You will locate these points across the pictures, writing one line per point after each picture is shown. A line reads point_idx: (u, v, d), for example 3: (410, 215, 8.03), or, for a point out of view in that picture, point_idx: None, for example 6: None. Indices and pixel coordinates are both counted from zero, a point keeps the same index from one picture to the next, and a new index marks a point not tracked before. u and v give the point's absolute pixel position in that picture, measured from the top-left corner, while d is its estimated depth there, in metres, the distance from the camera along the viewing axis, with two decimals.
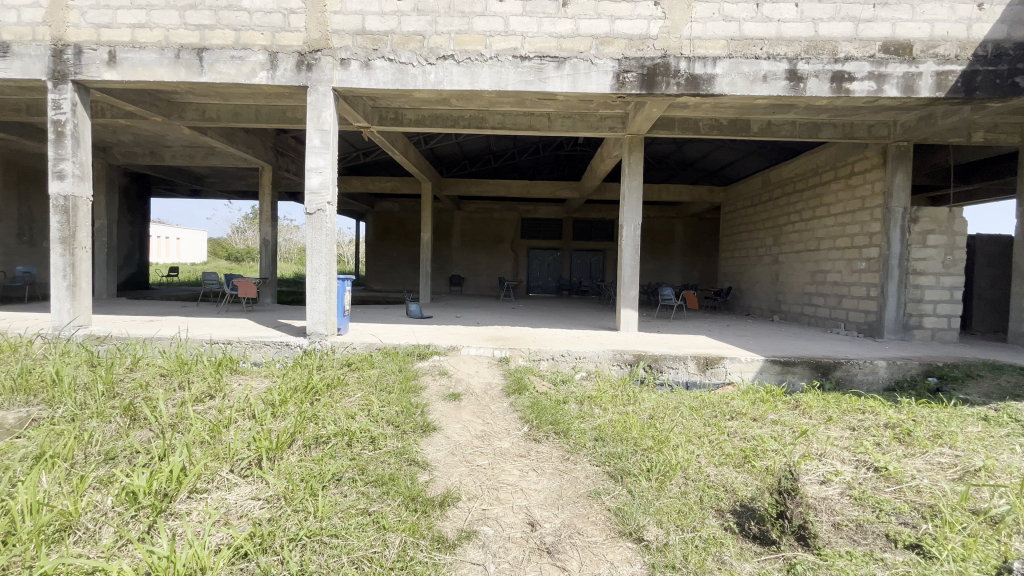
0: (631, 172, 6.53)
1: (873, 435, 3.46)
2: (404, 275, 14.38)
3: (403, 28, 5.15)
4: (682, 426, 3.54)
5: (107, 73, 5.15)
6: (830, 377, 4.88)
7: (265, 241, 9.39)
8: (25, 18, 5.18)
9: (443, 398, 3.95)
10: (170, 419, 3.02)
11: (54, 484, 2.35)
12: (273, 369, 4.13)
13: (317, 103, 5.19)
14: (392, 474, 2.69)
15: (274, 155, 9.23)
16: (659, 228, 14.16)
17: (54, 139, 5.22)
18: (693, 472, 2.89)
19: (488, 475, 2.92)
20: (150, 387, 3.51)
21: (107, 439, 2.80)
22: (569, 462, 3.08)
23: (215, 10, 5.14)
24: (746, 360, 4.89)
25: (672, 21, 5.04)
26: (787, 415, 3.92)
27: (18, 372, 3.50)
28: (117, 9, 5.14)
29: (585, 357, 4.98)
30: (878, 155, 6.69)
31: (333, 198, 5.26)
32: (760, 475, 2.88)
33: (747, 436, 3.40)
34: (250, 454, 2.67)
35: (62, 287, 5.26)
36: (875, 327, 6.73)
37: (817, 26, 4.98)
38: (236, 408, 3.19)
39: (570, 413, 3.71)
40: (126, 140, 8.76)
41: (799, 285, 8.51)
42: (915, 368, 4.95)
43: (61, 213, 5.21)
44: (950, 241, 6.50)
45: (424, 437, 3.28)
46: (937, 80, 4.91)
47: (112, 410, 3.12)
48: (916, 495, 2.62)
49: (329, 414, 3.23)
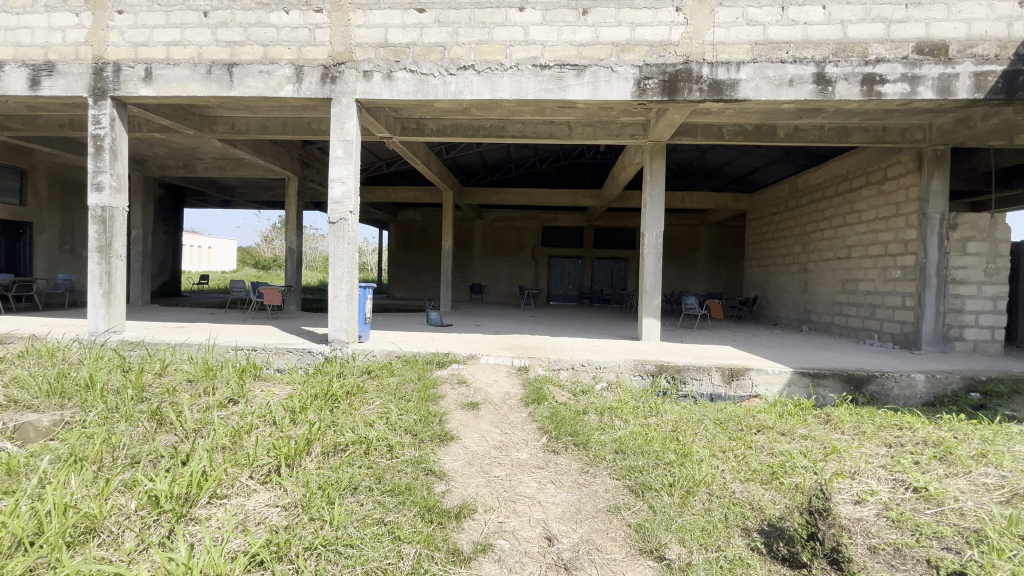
0: (653, 179, 6.48)
1: (910, 453, 3.32)
2: (425, 282, 14.47)
3: (425, 40, 5.22)
4: (705, 440, 3.45)
5: (143, 89, 5.39)
6: (863, 392, 4.68)
7: (291, 250, 9.62)
8: (69, 38, 5.47)
9: (461, 407, 3.92)
10: (194, 424, 3.08)
11: (82, 486, 2.40)
12: (294, 376, 4.20)
13: (340, 115, 5.29)
14: (408, 484, 2.68)
15: (300, 166, 9.48)
16: (681, 235, 13.96)
17: (94, 153, 5.48)
18: (717, 488, 2.79)
19: (505, 486, 2.86)
20: (177, 392, 3.58)
21: (134, 442, 2.85)
22: (589, 474, 3.01)
23: (245, 27, 5.32)
24: (773, 373, 4.72)
25: (694, 27, 4.97)
26: (817, 429, 3.78)
27: (56, 377, 3.64)
28: (154, 28, 5.39)
29: (605, 367, 4.90)
30: (913, 159, 6.45)
31: (355, 208, 5.35)
32: (789, 493, 2.76)
33: (775, 451, 3.29)
34: (269, 461, 2.69)
35: (98, 294, 5.47)
36: (911, 338, 6.45)
37: (846, 28, 4.84)
38: (258, 414, 3.24)
39: (590, 424, 3.64)
40: (161, 153, 9.12)
41: (829, 294, 8.24)
42: (955, 382, 4.72)
43: (99, 224, 5.44)
44: (992, 248, 6.20)
45: (442, 447, 3.26)
46: (975, 81, 4.70)
47: (139, 414, 3.19)
48: (960, 519, 2.47)
49: (348, 422, 3.26)
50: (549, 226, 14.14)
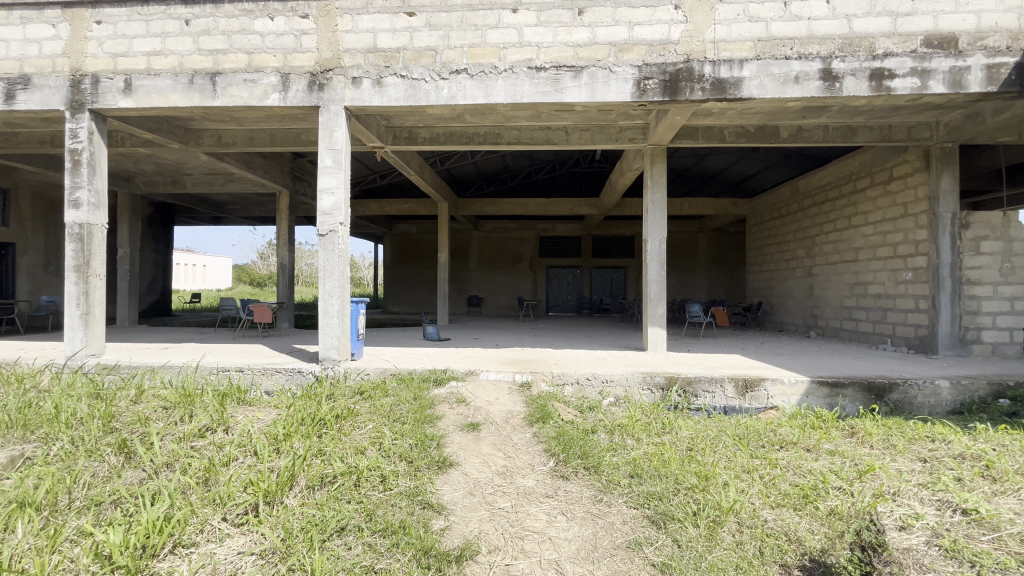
0: (654, 184, 6.29)
1: (951, 469, 3.05)
2: (422, 296, 14.20)
3: (415, 45, 5.03)
4: (727, 459, 3.18)
5: (123, 101, 5.16)
6: (886, 401, 4.43)
7: (283, 266, 9.35)
8: (46, 51, 5.26)
9: (461, 429, 3.63)
10: (166, 457, 2.79)
11: (28, 537, 2.10)
12: (282, 400, 3.90)
13: (328, 123, 5.08)
14: (403, 521, 2.40)
15: (291, 179, 9.27)
16: (681, 242, 13.77)
17: (71, 168, 5.23)
18: (747, 517, 2.50)
19: (511, 520, 2.58)
20: (149, 420, 3.29)
21: (95, 482, 2.55)
22: (603, 503, 2.72)
23: (229, 34, 5.13)
24: (790, 383, 4.46)
25: (694, 25, 4.81)
26: (844, 444, 3.50)
27: (16, 408, 3.34)
28: (133, 38, 5.19)
29: (612, 381, 4.62)
30: (921, 158, 6.29)
31: (346, 219, 5.11)
32: (827, 521, 2.49)
33: (803, 470, 3.01)
34: (245, 499, 2.40)
35: (75, 315, 5.18)
36: (927, 342, 6.21)
37: (851, 23, 4.67)
38: (237, 444, 2.95)
39: (600, 445, 3.36)
40: (148, 169, 8.89)
41: (837, 298, 8.02)
42: (982, 388, 4.48)
43: (76, 241, 5.18)
44: (1006, 246, 6.01)
45: (440, 475, 2.97)
46: (987, 74, 4.53)
47: (105, 447, 2.89)
48: (1021, 546, 2.21)
49: (338, 450, 2.98)
50: (546, 236, 13.93)
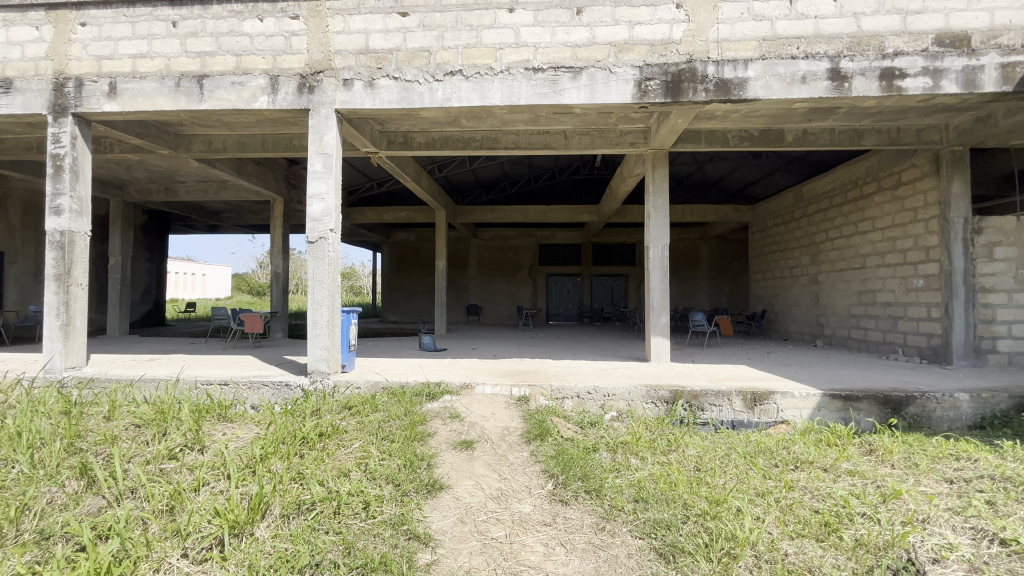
0: (657, 190, 6.10)
1: (981, 491, 2.82)
2: (420, 304, 13.98)
3: (409, 45, 4.87)
4: (739, 480, 2.95)
5: (107, 105, 4.99)
6: (903, 415, 4.19)
7: (277, 274, 9.15)
8: (29, 53, 5.11)
9: (453, 447, 3.40)
10: (131, 482, 2.58)
11: None
12: (264, 416, 3.68)
13: (319, 126, 4.90)
14: (383, 556, 2.17)
15: (285, 186, 9.11)
16: (682, 250, 13.58)
17: (53, 174, 5.05)
18: (764, 550, 2.27)
19: (505, 553, 2.35)
20: (119, 440, 3.07)
21: (48, 512, 2.34)
22: (605, 533, 2.49)
23: (217, 36, 4.98)
24: (801, 396, 4.23)
25: (697, 24, 4.65)
26: (863, 463, 3.26)
27: None
28: (119, 40, 5.04)
29: (615, 395, 4.39)
30: (930, 162, 6.11)
31: (336, 226, 4.91)
32: (854, 554, 2.25)
33: (822, 494, 2.78)
34: (210, 532, 2.18)
35: (55, 326, 4.97)
36: (940, 352, 5.98)
37: (859, 21, 4.51)
38: (209, 466, 2.74)
39: (601, 465, 3.13)
40: (140, 176, 8.73)
41: (844, 306, 7.80)
42: (1004, 402, 4.24)
43: (57, 249, 4.98)
44: (1021, 252, 5.79)
45: (429, 499, 2.74)
46: (1002, 73, 4.36)
47: (66, 472, 2.66)
48: None
49: (318, 473, 2.76)
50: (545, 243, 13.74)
